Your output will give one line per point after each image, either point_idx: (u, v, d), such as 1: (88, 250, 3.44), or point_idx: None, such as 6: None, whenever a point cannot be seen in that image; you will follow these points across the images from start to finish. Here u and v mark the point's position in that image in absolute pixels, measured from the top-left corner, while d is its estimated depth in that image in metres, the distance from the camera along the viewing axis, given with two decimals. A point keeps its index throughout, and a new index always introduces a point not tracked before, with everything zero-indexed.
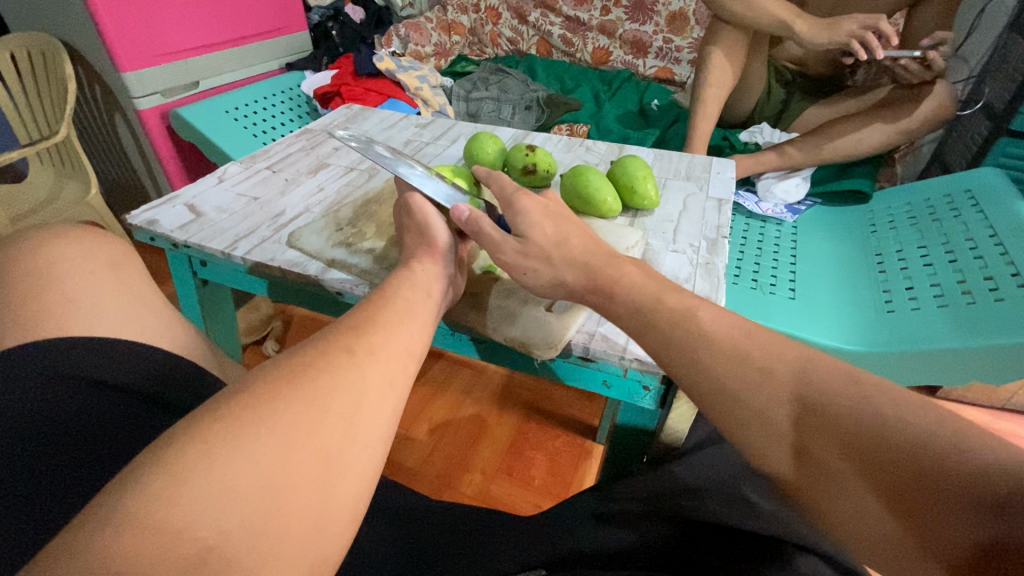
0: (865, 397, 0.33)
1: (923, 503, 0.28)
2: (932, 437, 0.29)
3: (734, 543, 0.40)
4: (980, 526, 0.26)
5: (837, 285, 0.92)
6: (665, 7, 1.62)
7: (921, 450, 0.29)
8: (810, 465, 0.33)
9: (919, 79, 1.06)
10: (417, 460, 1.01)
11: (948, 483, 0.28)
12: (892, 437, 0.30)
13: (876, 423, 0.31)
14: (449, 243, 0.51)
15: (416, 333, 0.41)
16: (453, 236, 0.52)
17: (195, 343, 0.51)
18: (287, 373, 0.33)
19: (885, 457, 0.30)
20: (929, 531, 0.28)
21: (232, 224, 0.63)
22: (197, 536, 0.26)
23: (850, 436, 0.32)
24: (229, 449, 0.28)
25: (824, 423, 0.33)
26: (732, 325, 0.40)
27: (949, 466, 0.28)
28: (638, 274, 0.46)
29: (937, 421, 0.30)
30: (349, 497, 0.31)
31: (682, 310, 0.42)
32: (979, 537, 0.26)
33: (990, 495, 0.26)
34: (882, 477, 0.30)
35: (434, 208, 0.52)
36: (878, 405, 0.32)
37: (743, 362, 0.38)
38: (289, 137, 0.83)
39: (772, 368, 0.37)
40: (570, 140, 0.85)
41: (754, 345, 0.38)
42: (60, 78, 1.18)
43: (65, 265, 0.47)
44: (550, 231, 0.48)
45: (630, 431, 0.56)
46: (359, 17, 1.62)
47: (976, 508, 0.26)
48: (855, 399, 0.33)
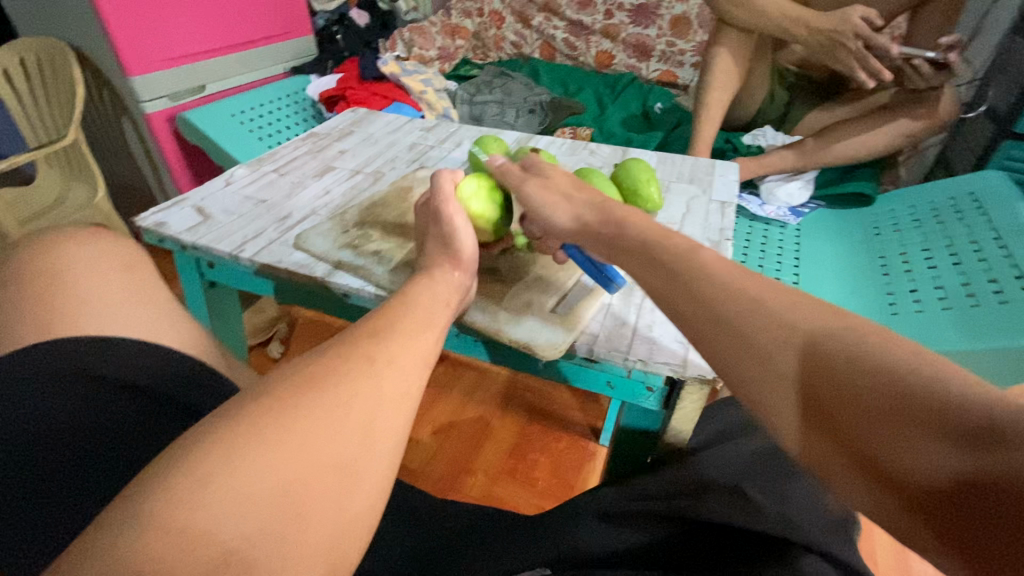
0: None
1: (907, 443, 0.27)
2: (920, 375, 0.28)
3: (741, 547, 0.39)
4: (963, 461, 0.25)
5: (842, 287, 0.92)
6: (667, 11, 1.63)
7: (904, 387, 0.28)
8: (799, 403, 0.31)
9: (929, 84, 1.04)
10: (421, 461, 1.01)
11: (934, 428, 0.26)
12: (882, 389, 0.28)
13: (859, 358, 0.30)
14: (471, 249, 0.51)
15: (431, 341, 0.42)
16: (476, 243, 0.52)
17: (206, 347, 0.52)
18: (306, 380, 0.33)
19: (868, 391, 0.29)
20: (909, 467, 0.27)
21: (241, 227, 0.63)
22: (219, 540, 0.26)
23: (835, 376, 0.30)
24: (248, 454, 0.28)
25: (808, 380, 0.31)
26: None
27: (934, 401, 0.27)
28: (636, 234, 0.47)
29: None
30: (366, 503, 0.31)
31: None
32: (960, 470, 0.25)
33: (971, 429, 0.25)
34: (867, 416, 0.28)
35: (463, 219, 0.52)
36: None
37: (758, 314, 0.34)
38: (295, 140, 0.84)
39: None
40: (574, 142, 0.86)
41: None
42: (68, 82, 1.19)
43: (80, 270, 0.48)
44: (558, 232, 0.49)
45: (632, 433, 0.57)
46: (363, 21, 1.63)
47: (958, 440, 0.26)
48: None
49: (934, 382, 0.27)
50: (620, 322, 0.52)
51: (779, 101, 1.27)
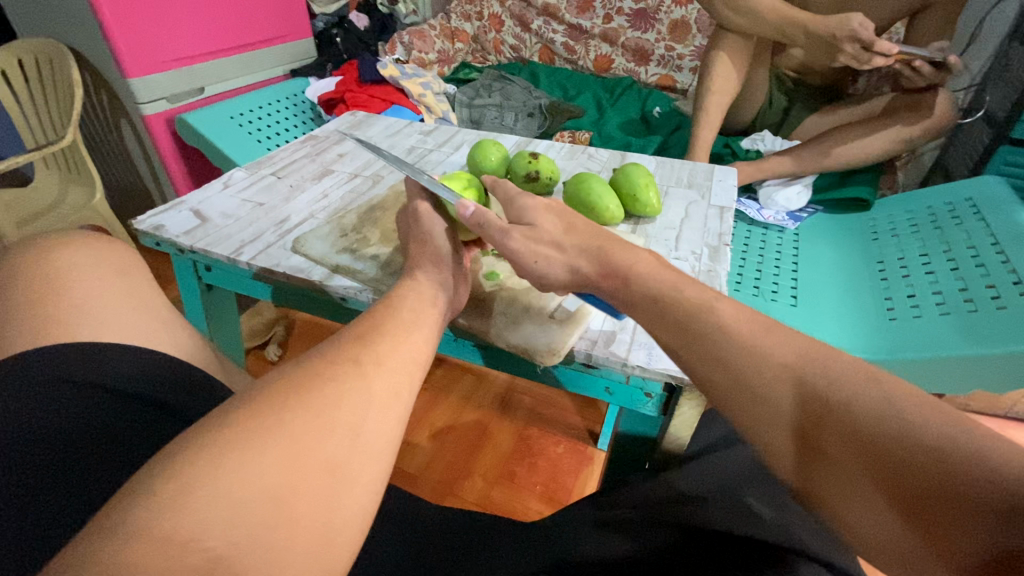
0: (882, 398, 0.32)
1: (933, 513, 0.28)
2: (944, 444, 0.29)
3: (742, 554, 0.39)
4: (990, 534, 0.26)
5: (839, 292, 0.92)
6: (666, 15, 1.63)
7: (931, 455, 0.29)
8: (817, 461, 0.33)
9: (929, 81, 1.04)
10: (419, 465, 1.01)
11: (957, 496, 0.27)
12: (902, 450, 0.30)
13: (878, 418, 0.31)
14: (453, 249, 0.51)
15: (421, 343, 0.42)
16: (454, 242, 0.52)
17: (200, 350, 0.52)
18: (295, 383, 0.33)
19: (892, 459, 0.30)
20: (941, 538, 0.28)
21: (238, 230, 0.63)
22: (203, 546, 0.26)
23: (860, 438, 0.31)
24: (235, 460, 0.28)
25: (828, 439, 0.33)
26: (746, 322, 0.40)
27: (958, 473, 0.28)
28: (645, 263, 0.46)
29: (936, 421, 0.30)
30: (355, 508, 0.31)
31: (699, 307, 0.41)
32: (991, 545, 0.26)
33: (995, 503, 0.26)
34: (893, 485, 0.30)
35: (443, 219, 0.52)
36: (895, 407, 0.31)
37: None
38: (294, 144, 0.84)
39: (773, 358, 0.37)
40: (572, 147, 0.86)
41: (775, 341, 0.38)
42: (67, 83, 1.19)
43: (72, 271, 0.48)
44: (556, 232, 0.49)
45: (630, 437, 0.57)
46: (362, 24, 1.64)
47: (983, 514, 0.26)
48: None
49: (953, 444, 0.29)
50: (618, 328, 0.52)
51: (777, 106, 1.27)
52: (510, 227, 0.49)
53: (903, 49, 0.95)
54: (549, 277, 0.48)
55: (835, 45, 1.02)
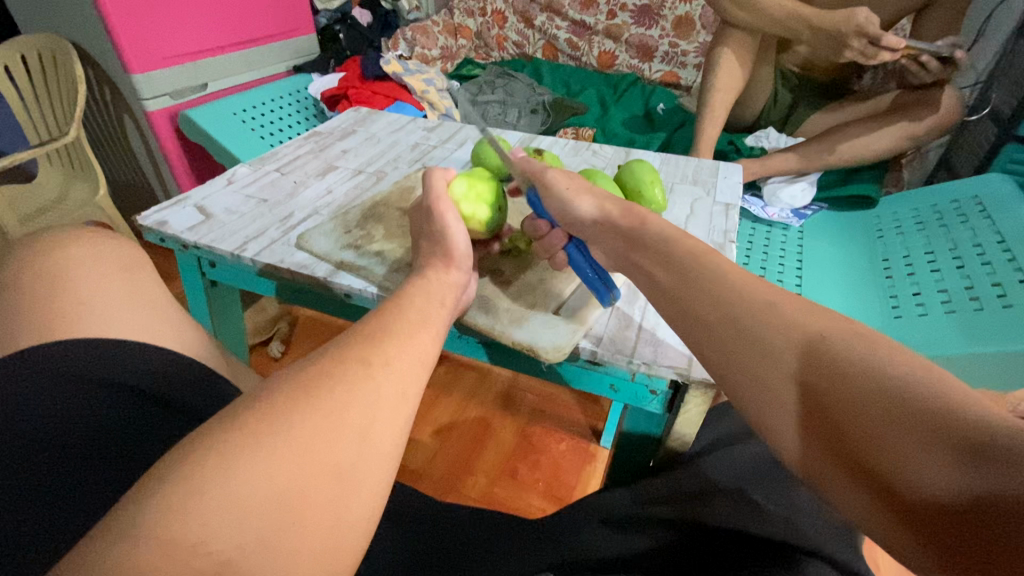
0: None
1: (900, 459, 0.28)
2: (925, 395, 0.29)
3: (749, 550, 0.39)
4: (954, 474, 0.26)
5: (843, 290, 0.92)
6: (671, 11, 1.62)
7: (908, 401, 0.29)
8: (796, 403, 0.34)
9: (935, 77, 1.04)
10: (422, 462, 1.01)
11: (924, 438, 0.28)
12: (874, 402, 0.30)
13: (863, 375, 0.31)
14: (467, 250, 0.51)
15: (429, 343, 0.41)
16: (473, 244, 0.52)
17: (205, 347, 0.52)
18: (303, 384, 0.33)
19: (868, 411, 0.30)
20: (905, 478, 0.28)
21: (242, 226, 0.63)
22: (211, 550, 0.26)
23: (835, 399, 0.32)
24: (243, 461, 0.28)
25: (805, 409, 0.33)
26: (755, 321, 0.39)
27: (926, 423, 0.28)
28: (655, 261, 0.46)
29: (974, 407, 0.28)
30: (361, 512, 0.31)
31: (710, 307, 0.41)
32: (953, 486, 0.26)
33: (962, 443, 0.27)
34: (867, 426, 0.30)
35: (455, 217, 0.52)
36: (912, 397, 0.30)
37: None
38: (298, 140, 0.84)
39: None
40: (577, 143, 0.85)
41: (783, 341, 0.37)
42: (70, 79, 1.19)
43: (79, 269, 0.48)
44: None
45: (635, 438, 0.56)
46: (366, 19, 1.64)
47: (952, 454, 0.27)
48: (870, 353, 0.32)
49: (924, 394, 0.29)
50: (624, 325, 0.52)
51: (782, 103, 1.27)
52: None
53: (910, 44, 0.94)
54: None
55: (841, 41, 1.01)
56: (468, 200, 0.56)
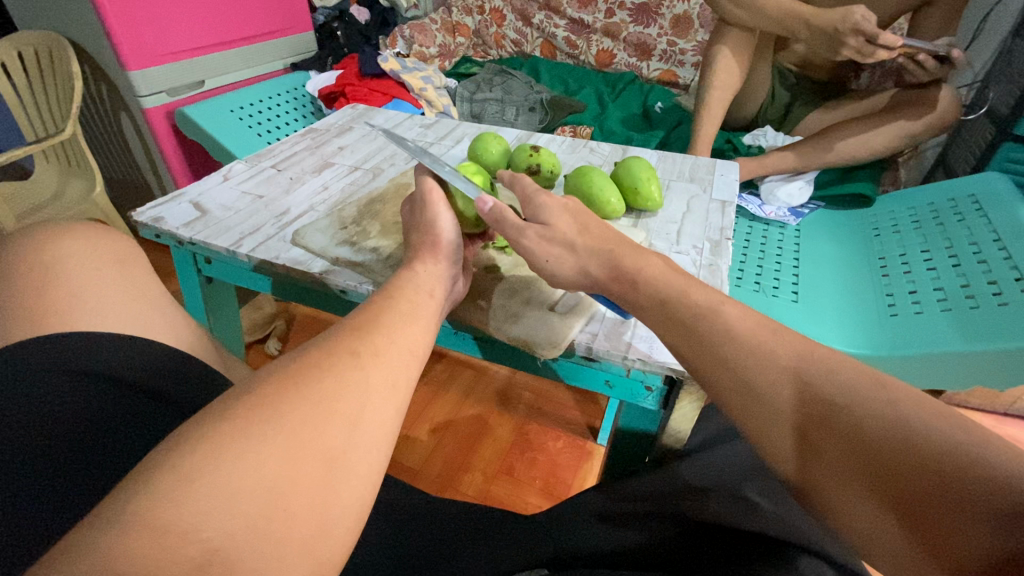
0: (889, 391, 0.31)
1: (930, 510, 0.27)
2: (949, 445, 0.28)
3: (745, 547, 0.39)
4: (991, 536, 0.25)
5: (839, 288, 0.92)
6: (669, 10, 1.62)
7: (932, 454, 0.28)
8: (814, 455, 0.33)
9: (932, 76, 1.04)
10: (419, 459, 1.01)
11: (957, 492, 0.27)
12: (905, 446, 0.29)
13: (896, 422, 0.30)
14: (455, 241, 0.51)
15: (420, 335, 0.41)
16: (460, 235, 0.52)
17: (199, 342, 0.51)
18: (293, 375, 0.33)
19: (903, 459, 0.29)
20: (939, 538, 0.27)
21: (238, 222, 0.63)
22: (202, 537, 0.26)
23: (866, 440, 0.31)
24: (233, 450, 0.28)
25: (823, 436, 0.33)
26: (752, 316, 0.39)
27: (961, 479, 0.27)
28: (650, 257, 0.46)
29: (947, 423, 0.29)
30: (352, 501, 0.31)
31: (707, 302, 0.41)
32: (992, 547, 0.25)
33: (1003, 507, 0.25)
34: (892, 482, 0.29)
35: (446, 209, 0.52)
36: (903, 411, 0.31)
37: None
38: (294, 137, 0.83)
39: (776, 350, 0.36)
40: (574, 141, 0.85)
41: (779, 335, 0.37)
42: (67, 75, 1.19)
43: (71, 262, 0.47)
44: (552, 224, 0.49)
45: (632, 434, 0.57)
46: (363, 17, 1.63)
47: (990, 517, 0.26)
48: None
49: (961, 448, 0.28)
50: (618, 321, 0.52)
51: (780, 101, 1.27)
52: (525, 224, 0.49)
53: (907, 42, 0.94)
54: (552, 269, 0.48)
55: (839, 40, 1.01)
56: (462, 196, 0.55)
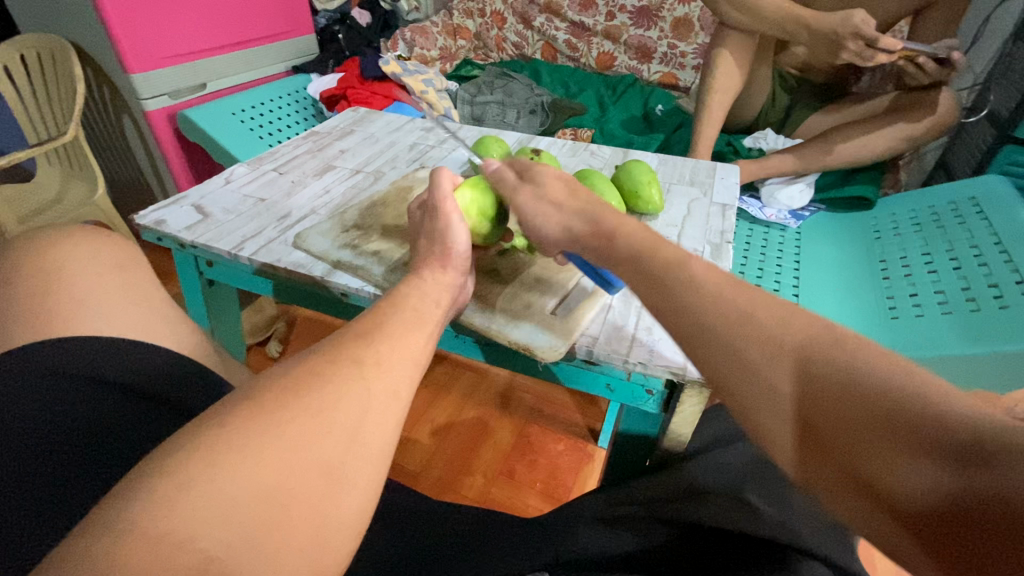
0: None
1: (886, 454, 0.27)
2: (908, 390, 0.28)
3: (748, 550, 0.40)
4: (944, 475, 0.26)
5: (840, 290, 0.92)
6: (670, 13, 1.63)
7: (893, 398, 0.28)
8: (780, 404, 0.32)
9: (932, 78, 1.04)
10: (419, 462, 1.01)
11: (912, 435, 0.27)
12: (864, 392, 0.29)
13: (854, 369, 0.30)
14: (465, 251, 0.51)
15: (422, 342, 0.41)
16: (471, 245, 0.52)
17: (200, 346, 0.52)
18: (294, 383, 0.33)
19: (861, 408, 0.29)
20: (893, 479, 0.27)
21: (239, 225, 0.63)
22: (198, 546, 0.26)
23: (826, 388, 0.30)
24: (234, 458, 0.28)
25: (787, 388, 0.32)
26: None
27: (917, 421, 0.27)
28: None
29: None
30: (350, 511, 0.31)
31: None
32: (944, 487, 0.25)
33: (956, 446, 0.26)
34: (852, 425, 0.29)
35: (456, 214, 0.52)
36: None
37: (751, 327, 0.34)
38: (296, 139, 0.84)
39: None
40: (575, 144, 0.85)
41: None
42: (69, 79, 1.19)
43: (72, 268, 0.48)
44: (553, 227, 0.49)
45: (631, 436, 0.57)
46: (365, 20, 1.64)
47: (944, 459, 0.26)
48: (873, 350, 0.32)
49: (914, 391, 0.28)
50: (620, 325, 0.52)
51: (780, 104, 1.27)
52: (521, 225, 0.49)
53: (908, 45, 0.94)
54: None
55: (839, 42, 1.02)
56: (470, 213, 0.55)
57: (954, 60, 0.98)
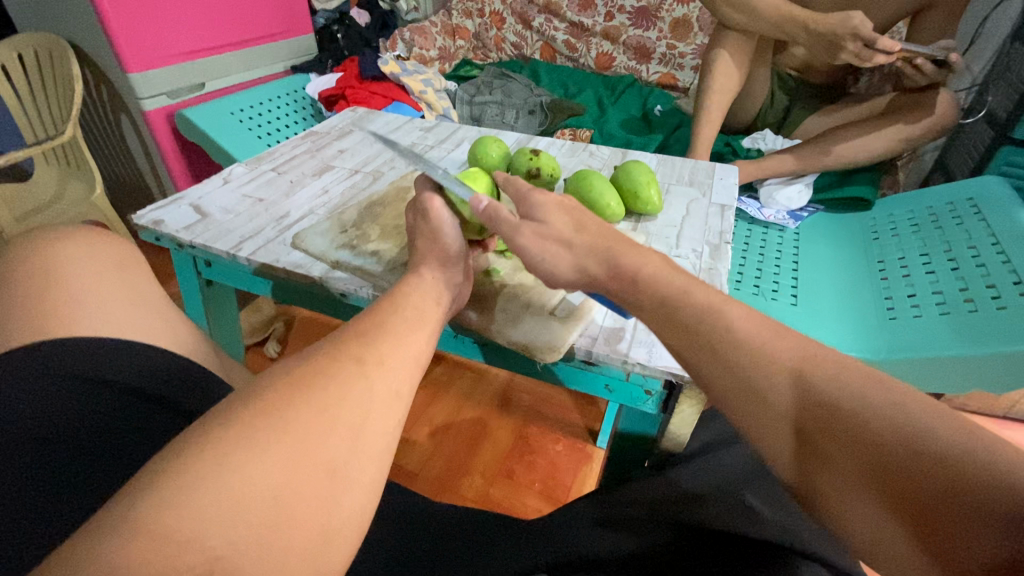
0: (891, 391, 0.31)
1: (934, 517, 0.27)
2: (954, 447, 0.28)
3: (744, 550, 0.39)
4: (995, 541, 0.25)
5: (838, 291, 0.92)
6: (668, 13, 1.63)
7: (939, 457, 0.28)
8: (826, 461, 0.33)
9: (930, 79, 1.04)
10: (418, 462, 1.01)
11: (957, 496, 0.27)
12: (903, 450, 0.29)
13: (889, 426, 0.30)
14: (462, 250, 0.51)
15: (423, 341, 0.41)
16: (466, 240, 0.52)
17: (199, 345, 0.51)
18: (295, 382, 0.33)
19: (904, 467, 0.29)
20: (943, 541, 0.27)
21: (238, 225, 0.63)
22: (206, 545, 0.26)
23: (863, 446, 0.31)
24: (236, 458, 0.28)
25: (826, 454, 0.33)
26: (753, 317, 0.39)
27: (962, 482, 0.27)
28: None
29: (955, 423, 0.29)
30: (353, 510, 0.31)
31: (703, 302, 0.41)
32: (995, 553, 0.25)
33: (1002, 510, 0.25)
34: (899, 485, 0.29)
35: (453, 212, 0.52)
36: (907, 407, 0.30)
37: None
38: (294, 139, 0.83)
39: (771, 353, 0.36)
40: (573, 144, 0.85)
41: (779, 335, 0.37)
42: (67, 78, 1.19)
43: (72, 267, 0.47)
44: None
45: (630, 438, 0.57)
46: (363, 20, 1.64)
47: (991, 524, 0.25)
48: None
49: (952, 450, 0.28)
50: (618, 325, 0.52)
51: (779, 105, 1.27)
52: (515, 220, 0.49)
53: (906, 46, 0.95)
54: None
55: (837, 43, 1.02)
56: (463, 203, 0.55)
57: (951, 63, 0.98)
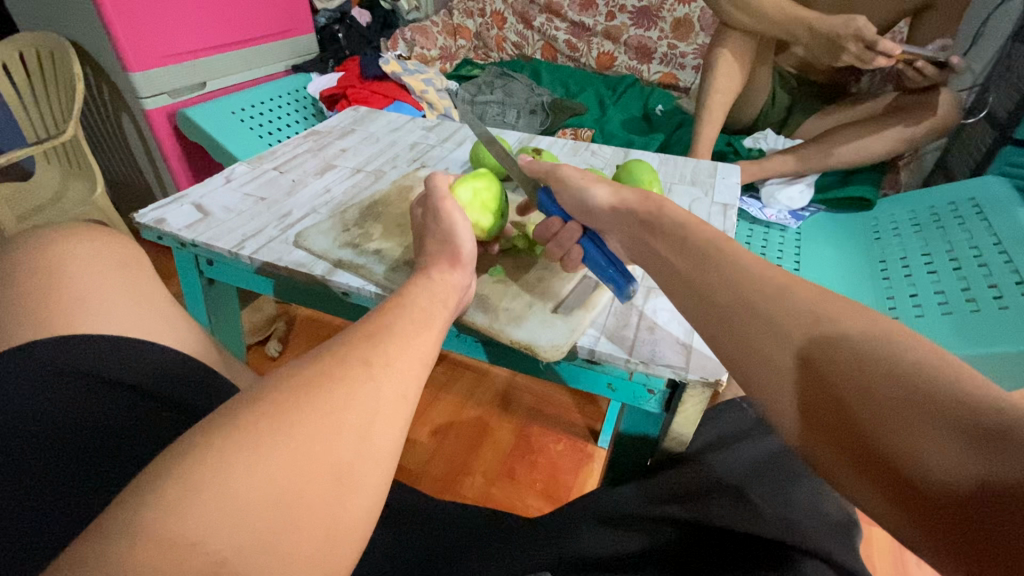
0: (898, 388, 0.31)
1: (909, 440, 0.29)
2: (930, 380, 0.30)
3: (750, 549, 0.41)
4: (968, 458, 0.27)
5: (841, 291, 0.92)
6: (670, 13, 1.63)
7: (922, 392, 0.29)
8: (813, 412, 0.33)
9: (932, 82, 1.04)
10: (419, 461, 1.01)
11: (935, 419, 0.28)
12: (886, 378, 0.31)
13: (872, 361, 0.32)
14: (472, 251, 0.51)
15: (430, 342, 0.41)
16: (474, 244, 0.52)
17: (201, 345, 0.51)
18: (303, 383, 0.33)
19: (887, 397, 0.30)
20: (921, 465, 0.28)
21: (241, 224, 0.63)
22: (209, 548, 0.26)
23: (852, 376, 0.32)
24: (241, 462, 0.28)
25: (810, 390, 0.34)
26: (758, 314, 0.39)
27: (942, 405, 0.28)
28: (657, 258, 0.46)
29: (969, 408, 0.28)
30: (359, 510, 0.31)
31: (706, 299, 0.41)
32: (971, 471, 0.26)
33: (978, 430, 0.27)
34: (880, 414, 0.30)
35: (461, 215, 0.52)
36: None
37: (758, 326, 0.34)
38: (296, 139, 0.83)
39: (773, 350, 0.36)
40: (576, 143, 0.85)
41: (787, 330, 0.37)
42: (68, 77, 1.19)
43: (76, 268, 0.47)
44: None
45: (632, 438, 0.56)
46: (364, 19, 1.64)
47: (968, 442, 0.27)
48: (889, 355, 0.31)
49: (929, 379, 0.30)
50: (622, 324, 0.52)
51: (781, 104, 1.27)
52: None
53: (908, 47, 0.95)
54: None
55: (840, 44, 1.02)
56: (474, 207, 0.57)
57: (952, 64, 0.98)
